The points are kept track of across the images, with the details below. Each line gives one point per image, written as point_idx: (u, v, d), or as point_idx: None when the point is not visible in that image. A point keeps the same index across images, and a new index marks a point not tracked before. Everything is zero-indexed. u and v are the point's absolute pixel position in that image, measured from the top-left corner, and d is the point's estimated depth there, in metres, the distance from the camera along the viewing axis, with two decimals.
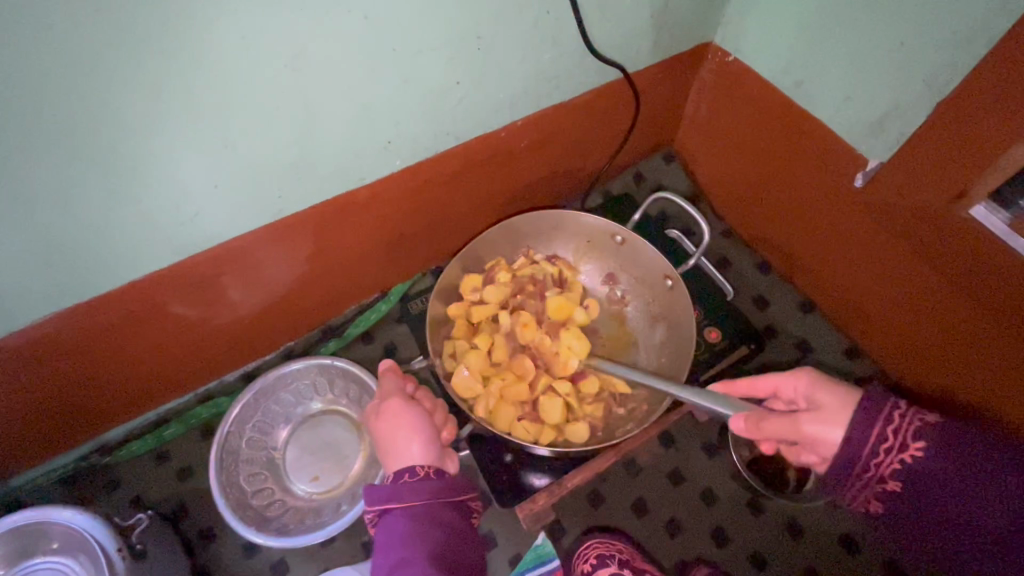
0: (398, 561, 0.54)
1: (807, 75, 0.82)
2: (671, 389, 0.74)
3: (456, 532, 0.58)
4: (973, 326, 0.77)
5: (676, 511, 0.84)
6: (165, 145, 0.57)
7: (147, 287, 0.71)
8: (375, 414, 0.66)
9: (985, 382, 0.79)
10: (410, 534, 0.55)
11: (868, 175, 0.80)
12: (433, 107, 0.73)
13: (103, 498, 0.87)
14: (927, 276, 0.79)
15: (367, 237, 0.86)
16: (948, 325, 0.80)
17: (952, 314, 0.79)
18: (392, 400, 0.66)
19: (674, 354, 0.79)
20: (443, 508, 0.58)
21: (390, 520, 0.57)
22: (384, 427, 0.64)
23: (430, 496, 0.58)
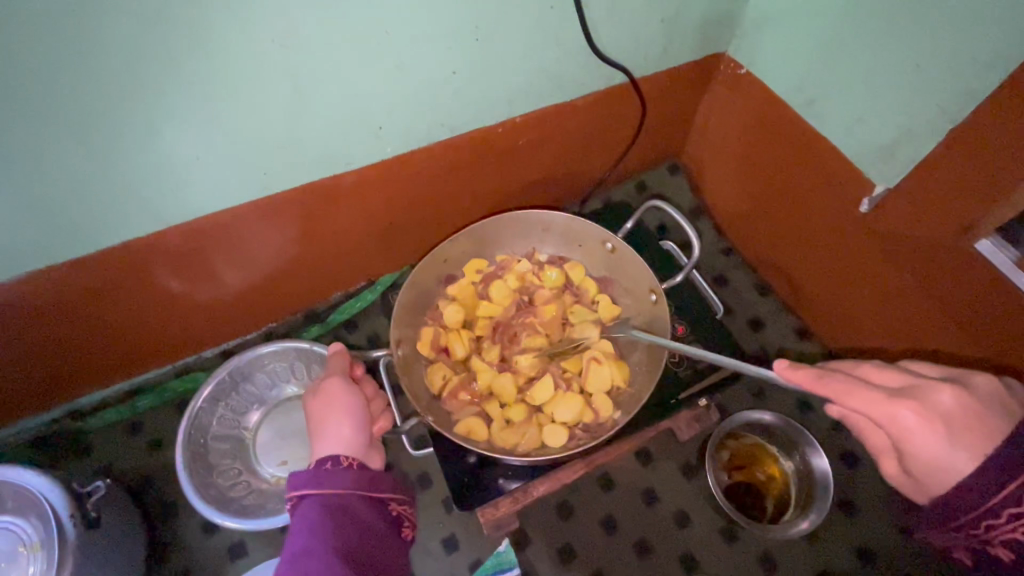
0: (300, 550, 0.51)
1: (819, 92, 0.79)
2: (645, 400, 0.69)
3: (369, 530, 0.56)
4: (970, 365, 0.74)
5: (646, 532, 0.82)
6: (148, 112, 0.56)
7: (129, 253, 0.70)
8: (314, 393, 0.65)
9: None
10: (323, 522, 0.53)
11: (875, 201, 0.77)
12: (428, 96, 0.71)
13: (71, 462, 0.86)
14: (927, 310, 0.76)
15: (355, 224, 0.85)
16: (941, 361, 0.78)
17: (946, 350, 0.76)
18: (332, 381, 0.65)
19: (652, 365, 0.73)
20: (358, 503, 0.57)
21: (305, 506, 0.54)
22: (320, 412, 0.63)
23: (350, 486, 0.57)
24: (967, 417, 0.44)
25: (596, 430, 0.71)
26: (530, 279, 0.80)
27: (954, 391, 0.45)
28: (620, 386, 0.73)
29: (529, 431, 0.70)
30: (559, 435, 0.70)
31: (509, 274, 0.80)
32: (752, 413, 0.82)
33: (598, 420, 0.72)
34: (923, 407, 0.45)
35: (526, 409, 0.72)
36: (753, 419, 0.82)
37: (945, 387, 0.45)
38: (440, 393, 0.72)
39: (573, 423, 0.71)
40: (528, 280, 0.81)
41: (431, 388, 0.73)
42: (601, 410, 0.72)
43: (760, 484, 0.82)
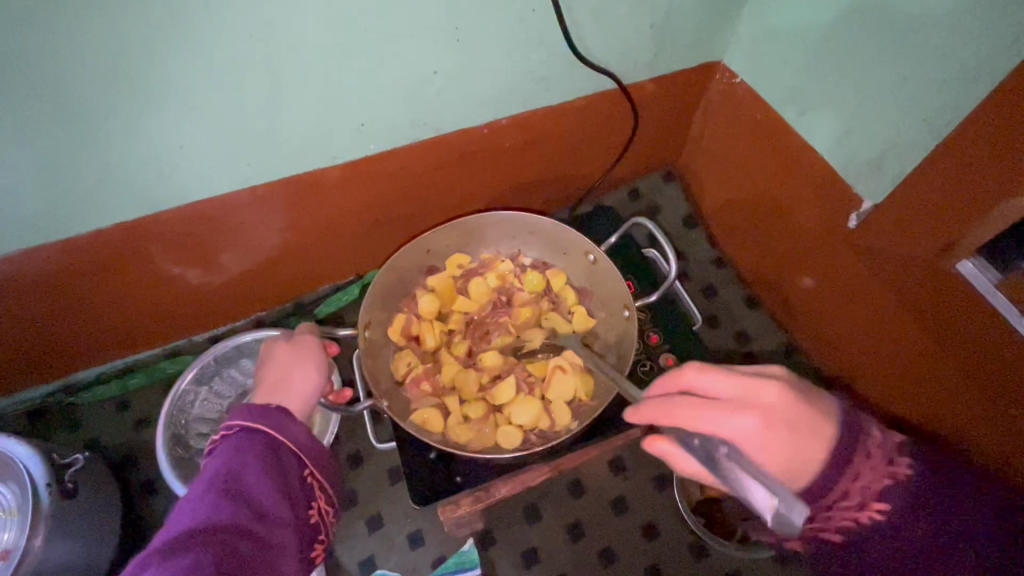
0: (238, 477, 0.52)
1: (809, 104, 0.77)
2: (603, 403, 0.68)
3: (291, 489, 0.56)
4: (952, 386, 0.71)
5: (613, 542, 0.81)
6: (133, 102, 0.58)
7: (120, 236, 0.73)
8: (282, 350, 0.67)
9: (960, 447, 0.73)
10: (255, 458, 0.54)
11: (862, 217, 0.75)
12: (410, 95, 0.72)
13: (63, 435, 0.90)
14: (911, 329, 0.74)
15: (341, 218, 0.87)
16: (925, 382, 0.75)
17: (930, 372, 0.74)
18: (303, 345, 0.67)
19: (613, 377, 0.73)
20: (292, 459, 0.58)
21: (245, 437, 0.56)
22: (281, 366, 0.65)
23: (293, 440, 0.59)
24: (770, 425, 0.47)
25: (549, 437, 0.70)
26: (511, 279, 0.82)
27: (753, 409, 0.48)
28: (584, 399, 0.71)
29: (483, 430, 0.71)
30: (513, 437, 0.70)
31: (489, 273, 0.81)
32: None
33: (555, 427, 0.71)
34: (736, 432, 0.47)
35: (485, 405, 0.72)
36: None
37: (731, 411, 0.48)
38: (403, 379, 0.74)
39: (529, 427, 0.71)
40: (509, 280, 0.82)
41: (395, 374, 0.74)
42: (559, 421, 0.71)
43: None
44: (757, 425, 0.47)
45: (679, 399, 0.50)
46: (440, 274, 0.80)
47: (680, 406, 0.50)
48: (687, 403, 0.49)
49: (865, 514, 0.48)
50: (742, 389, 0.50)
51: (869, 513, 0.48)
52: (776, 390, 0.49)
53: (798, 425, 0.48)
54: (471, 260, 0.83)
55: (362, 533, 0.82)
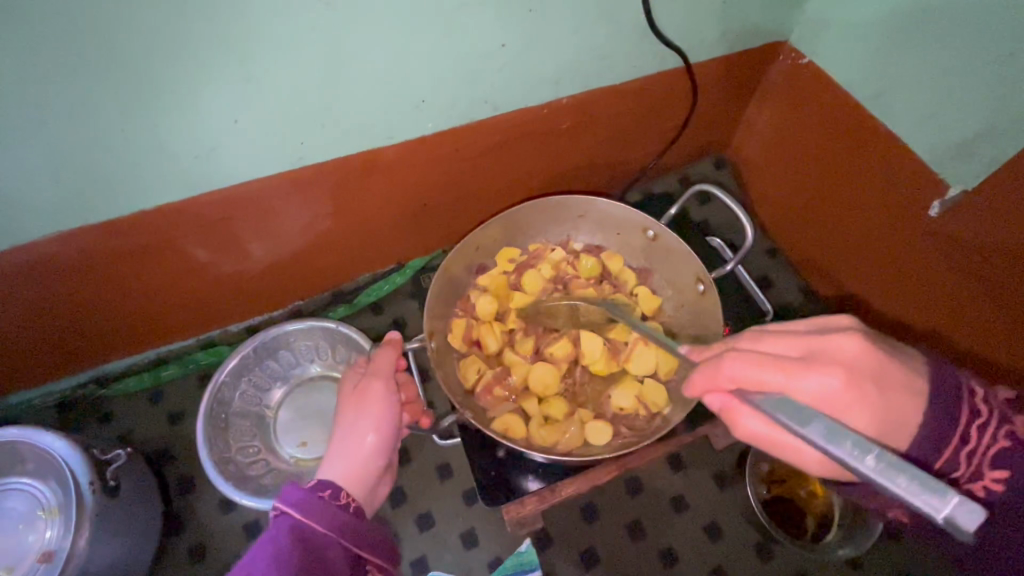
0: None
1: (888, 85, 0.73)
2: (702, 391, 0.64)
3: None
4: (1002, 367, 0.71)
5: (675, 542, 0.78)
6: (187, 71, 0.54)
7: (159, 219, 0.69)
8: (352, 391, 0.61)
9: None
10: (292, 553, 0.46)
11: (946, 205, 0.71)
12: (471, 70, 0.68)
13: (93, 428, 0.86)
14: (975, 311, 0.72)
15: (389, 202, 0.82)
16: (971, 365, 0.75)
17: (980, 354, 0.74)
18: (373, 386, 0.60)
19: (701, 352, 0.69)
20: (336, 552, 0.49)
21: (283, 528, 0.48)
22: (349, 420, 0.59)
23: (337, 528, 0.50)
24: (850, 382, 0.41)
25: (643, 429, 0.66)
26: (564, 267, 0.76)
27: (834, 363, 0.42)
28: (665, 376, 0.68)
29: (571, 428, 0.66)
30: (604, 431, 0.66)
31: (543, 263, 0.75)
32: None
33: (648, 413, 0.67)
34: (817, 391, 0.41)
35: (566, 403, 0.68)
36: None
37: (811, 376, 0.41)
38: (473, 387, 0.69)
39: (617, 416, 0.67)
40: (562, 268, 0.76)
41: (463, 382, 0.69)
42: (652, 404, 0.67)
43: (800, 501, 0.77)
44: (844, 384, 0.41)
45: (740, 354, 0.43)
46: (490, 272, 0.76)
47: (740, 371, 0.43)
48: (756, 361, 0.42)
49: (980, 486, 0.42)
50: (814, 352, 0.43)
51: (985, 485, 0.42)
52: (854, 345, 0.42)
53: (881, 385, 0.42)
54: (520, 253, 0.78)
55: (414, 532, 0.78)
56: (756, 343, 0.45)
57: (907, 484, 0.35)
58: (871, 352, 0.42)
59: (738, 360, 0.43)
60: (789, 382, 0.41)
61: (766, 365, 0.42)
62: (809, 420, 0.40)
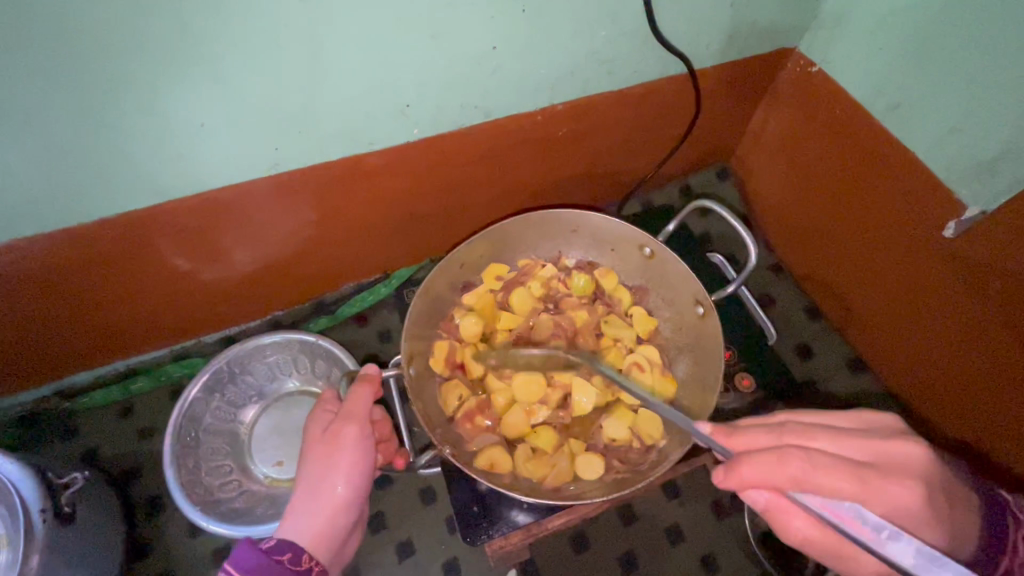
0: None
1: (904, 97, 0.69)
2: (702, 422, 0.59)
3: None
4: (1000, 397, 0.70)
5: (670, 575, 0.74)
6: (145, 69, 0.49)
7: (123, 227, 0.64)
8: (323, 434, 0.56)
9: (997, 450, 0.72)
10: None
11: (962, 226, 0.67)
12: (461, 74, 0.63)
13: (57, 444, 0.81)
14: (982, 339, 0.69)
15: (374, 211, 0.78)
16: (970, 391, 0.74)
17: (981, 383, 0.72)
18: (347, 433, 0.55)
19: (701, 380, 0.65)
20: None
21: None
22: (315, 467, 0.55)
23: None
24: (920, 494, 0.39)
25: (637, 463, 0.61)
26: (555, 285, 0.72)
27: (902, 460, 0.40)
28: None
29: (560, 462, 0.61)
30: (595, 465, 0.61)
31: (532, 280, 0.72)
32: None
33: (642, 445, 0.63)
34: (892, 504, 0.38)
35: (555, 434, 0.64)
36: None
37: (886, 483, 0.38)
38: (455, 415, 0.65)
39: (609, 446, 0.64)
40: (553, 286, 0.72)
41: (445, 410, 0.65)
42: (646, 437, 0.63)
43: None
44: (919, 498, 0.38)
45: (805, 451, 0.39)
46: (476, 290, 0.72)
47: (806, 474, 0.39)
48: (821, 464, 0.39)
49: None
50: (877, 456, 0.40)
51: None
52: (912, 450, 0.41)
53: (942, 494, 0.40)
54: (509, 269, 0.73)
55: (393, 560, 0.74)
56: (804, 436, 0.42)
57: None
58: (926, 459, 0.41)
59: (802, 460, 0.39)
60: (863, 491, 0.38)
61: (834, 469, 0.39)
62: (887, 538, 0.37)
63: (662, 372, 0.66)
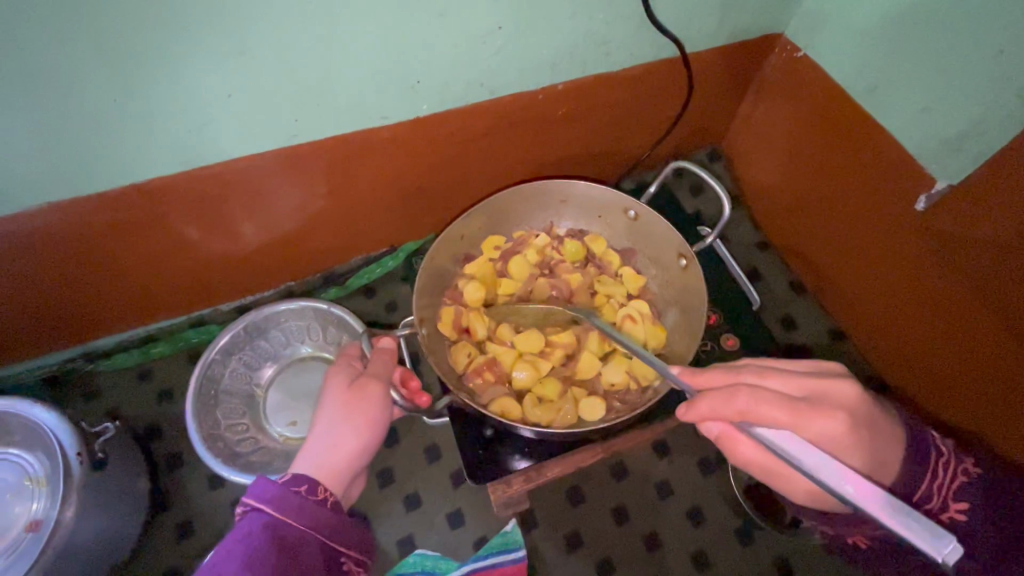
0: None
1: (881, 79, 0.74)
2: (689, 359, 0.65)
3: None
4: (958, 362, 0.76)
5: (659, 526, 0.79)
6: (180, 41, 0.53)
7: (150, 193, 0.68)
8: (346, 383, 0.59)
9: (953, 412, 0.79)
10: (264, 548, 0.45)
11: (932, 198, 0.72)
12: (468, 52, 0.68)
13: (81, 404, 0.86)
14: (946, 305, 0.75)
15: (383, 184, 0.83)
16: (932, 357, 0.80)
17: (942, 348, 0.78)
18: (371, 385, 0.58)
19: (689, 323, 0.70)
20: (311, 550, 0.47)
21: (256, 521, 0.46)
22: (338, 407, 0.57)
23: (312, 525, 0.48)
24: (850, 427, 0.45)
25: (636, 402, 0.67)
26: (549, 253, 0.77)
27: (836, 402, 0.46)
28: (654, 349, 0.69)
29: (564, 406, 0.67)
30: (597, 408, 0.67)
31: (528, 248, 0.76)
32: None
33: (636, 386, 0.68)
34: (823, 433, 0.44)
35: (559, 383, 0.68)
36: None
37: (819, 416, 0.44)
38: (465, 371, 0.70)
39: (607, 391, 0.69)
40: (548, 253, 0.77)
41: (456, 368, 0.70)
42: (642, 377, 0.68)
43: None
44: (844, 428, 0.44)
45: (752, 388, 0.45)
46: (477, 260, 0.77)
47: (751, 407, 0.44)
48: (765, 398, 0.45)
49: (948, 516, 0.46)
50: (814, 394, 0.46)
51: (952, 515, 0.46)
52: (849, 392, 0.47)
53: (869, 425, 0.46)
54: (506, 240, 0.78)
55: (401, 512, 0.79)
56: (759, 375, 0.48)
57: (910, 522, 0.37)
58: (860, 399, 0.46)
59: (748, 396, 0.45)
60: (796, 421, 0.44)
61: (774, 403, 0.45)
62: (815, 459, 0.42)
63: (653, 321, 0.71)
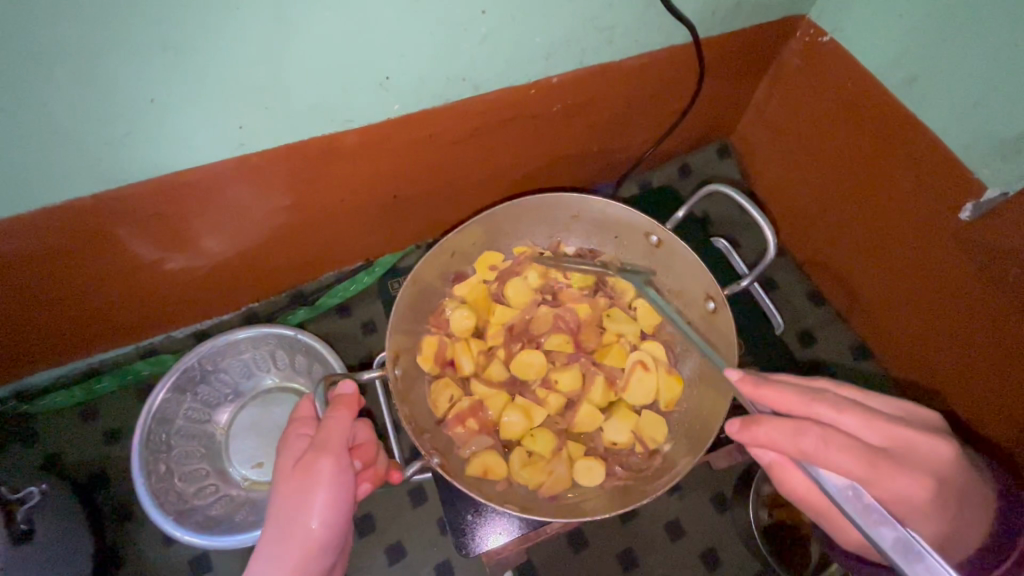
0: None
1: (924, 70, 0.64)
2: (715, 426, 0.55)
3: None
4: (1001, 392, 0.68)
5: (670, 571, 0.71)
6: (75, 36, 0.42)
7: (69, 217, 0.57)
8: (296, 467, 0.48)
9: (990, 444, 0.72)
10: None
11: (980, 208, 0.63)
12: (445, 42, 0.56)
13: (15, 450, 0.75)
14: (992, 332, 0.67)
15: (353, 195, 0.72)
16: (968, 382, 0.72)
17: (983, 376, 0.70)
18: (321, 464, 0.47)
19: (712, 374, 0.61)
20: None
21: None
22: (286, 503, 0.47)
23: None
24: (940, 487, 0.39)
25: (640, 469, 0.59)
26: (553, 275, 0.67)
27: (933, 450, 0.39)
28: (665, 406, 0.62)
29: (557, 469, 0.58)
30: (595, 473, 0.58)
31: (531, 271, 0.67)
32: None
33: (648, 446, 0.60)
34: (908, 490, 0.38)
35: (553, 438, 0.60)
36: None
37: (907, 473, 0.38)
38: (445, 416, 0.61)
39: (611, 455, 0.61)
40: (552, 275, 0.67)
41: (435, 412, 0.61)
42: (650, 441, 0.60)
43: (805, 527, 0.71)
44: (929, 495, 0.38)
45: (824, 430, 0.38)
46: (469, 280, 0.67)
47: (817, 449, 0.38)
48: (839, 445, 0.38)
49: None
50: (903, 447, 0.39)
51: None
52: (946, 449, 0.40)
53: (958, 490, 0.40)
54: (503, 258, 0.68)
55: (382, 565, 0.70)
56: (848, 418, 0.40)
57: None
58: (958, 461, 0.40)
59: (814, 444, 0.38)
60: (873, 478, 0.37)
61: (850, 454, 0.38)
62: (875, 521, 0.38)
63: (667, 371, 0.62)
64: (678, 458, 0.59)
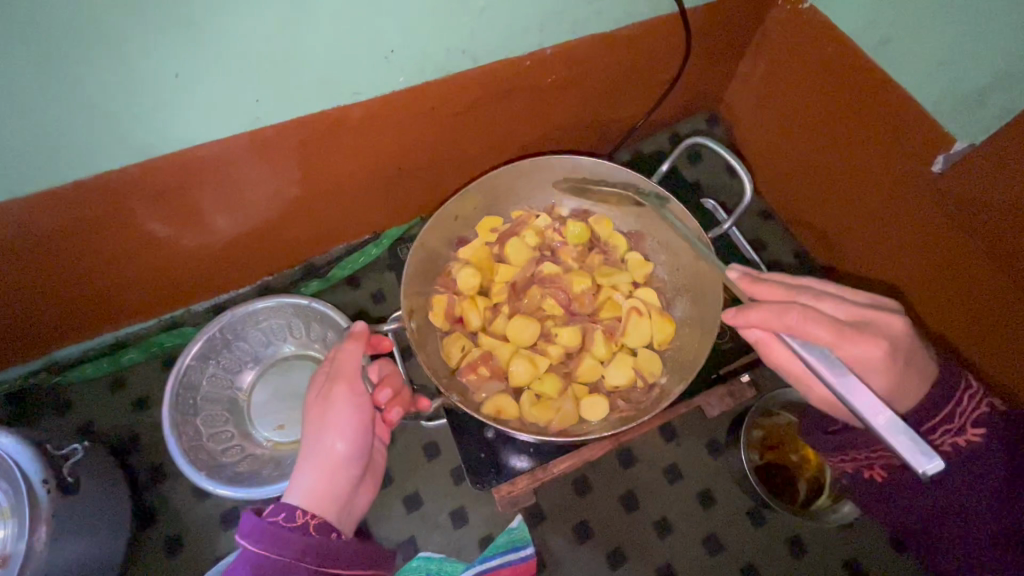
0: None
1: (897, 30, 0.68)
2: (702, 359, 0.62)
3: None
4: (991, 346, 0.72)
5: (668, 511, 0.77)
6: (108, 14, 0.45)
7: (99, 190, 0.61)
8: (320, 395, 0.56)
9: None
10: None
11: (949, 160, 0.67)
12: (447, 14, 0.60)
13: (50, 419, 0.80)
14: (979, 287, 0.70)
15: (361, 167, 0.76)
16: (964, 339, 0.75)
17: (976, 332, 0.73)
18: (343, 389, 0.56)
19: (702, 316, 0.66)
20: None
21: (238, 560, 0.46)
22: (309, 427, 0.55)
23: (298, 553, 0.47)
24: (898, 352, 0.46)
25: (640, 402, 0.64)
26: (550, 234, 0.72)
27: (889, 320, 0.46)
28: (658, 345, 0.67)
29: (564, 406, 0.63)
30: (599, 406, 0.64)
31: (526, 230, 0.71)
32: (789, 390, 0.74)
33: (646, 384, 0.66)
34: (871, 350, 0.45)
35: (559, 380, 0.65)
36: (787, 396, 0.75)
37: (871, 339, 0.45)
38: (458, 365, 0.66)
39: (613, 392, 0.66)
40: (548, 235, 0.72)
41: (447, 363, 0.66)
42: (648, 374, 0.66)
43: (793, 467, 0.76)
44: (882, 354, 0.45)
45: (806, 310, 0.45)
46: (472, 243, 0.71)
47: (799, 323, 0.45)
48: (814, 320, 0.45)
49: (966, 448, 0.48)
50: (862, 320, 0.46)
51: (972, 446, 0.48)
52: (898, 324, 0.47)
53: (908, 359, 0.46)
54: (502, 221, 0.73)
55: (401, 513, 0.75)
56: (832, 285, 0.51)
57: (905, 440, 0.41)
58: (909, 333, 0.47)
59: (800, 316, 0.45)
60: (837, 342, 0.45)
61: (820, 324, 0.45)
62: (842, 375, 0.44)
63: (659, 313, 0.67)
64: (672, 387, 0.64)
